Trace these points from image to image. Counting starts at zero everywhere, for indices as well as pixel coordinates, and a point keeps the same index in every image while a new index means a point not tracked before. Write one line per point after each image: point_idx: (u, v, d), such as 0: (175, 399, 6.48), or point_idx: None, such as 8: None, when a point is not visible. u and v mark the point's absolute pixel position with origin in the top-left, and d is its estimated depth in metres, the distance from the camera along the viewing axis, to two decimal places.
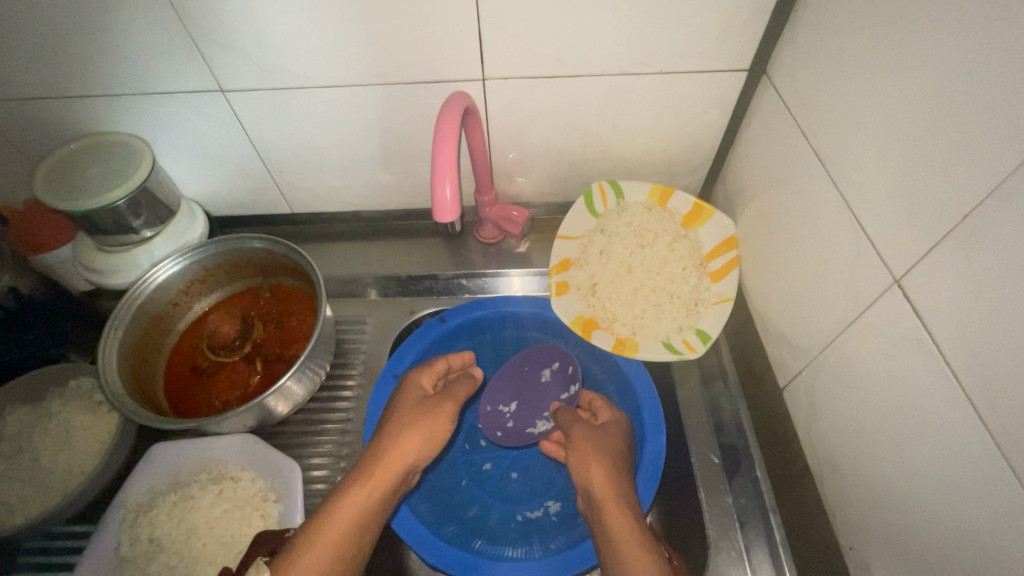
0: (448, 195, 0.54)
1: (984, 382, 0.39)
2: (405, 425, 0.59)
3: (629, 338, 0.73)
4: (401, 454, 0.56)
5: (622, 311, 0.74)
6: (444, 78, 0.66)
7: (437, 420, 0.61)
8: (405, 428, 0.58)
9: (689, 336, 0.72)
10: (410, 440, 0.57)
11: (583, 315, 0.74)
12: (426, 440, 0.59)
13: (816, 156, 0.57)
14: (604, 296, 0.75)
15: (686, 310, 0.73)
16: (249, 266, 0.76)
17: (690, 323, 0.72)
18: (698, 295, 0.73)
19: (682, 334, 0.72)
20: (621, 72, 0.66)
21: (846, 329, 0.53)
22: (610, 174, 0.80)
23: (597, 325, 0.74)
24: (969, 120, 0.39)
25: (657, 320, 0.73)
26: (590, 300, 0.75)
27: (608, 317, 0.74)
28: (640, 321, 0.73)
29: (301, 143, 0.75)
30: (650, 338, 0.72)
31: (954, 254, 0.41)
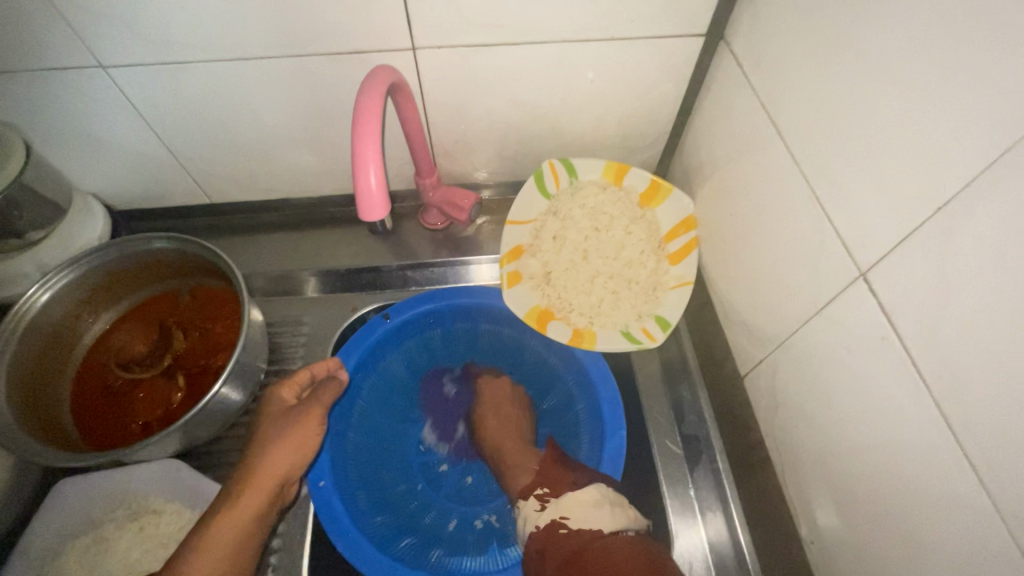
0: (375, 185, 0.47)
1: (952, 384, 0.37)
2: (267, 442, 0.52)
3: (587, 329, 0.69)
4: (268, 472, 0.51)
5: (579, 301, 0.70)
6: (369, 48, 0.58)
7: (305, 426, 0.54)
8: (266, 447, 0.52)
9: (649, 323, 0.69)
10: (275, 456, 0.52)
11: (539, 306, 0.70)
12: (298, 449, 0.53)
13: (777, 133, 0.53)
14: (560, 285, 0.71)
15: (645, 295, 0.70)
16: (162, 268, 0.67)
17: (650, 308, 0.69)
18: (656, 279, 0.70)
19: (642, 322, 0.69)
20: (569, 39, 0.59)
21: (808, 320, 0.50)
22: (563, 151, 0.75)
23: (554, 316, 0.70)
24: (949, 101, 0.35)
25: (616, 309, 0.69)
26: (545, 290, 0.71)
27: (564, 307, 0.70)
28: (598, 310, 0.70)
29: (210, 125, 0.66)
30: (608, 328, 0.69)
31: (928, 248, 0.38)
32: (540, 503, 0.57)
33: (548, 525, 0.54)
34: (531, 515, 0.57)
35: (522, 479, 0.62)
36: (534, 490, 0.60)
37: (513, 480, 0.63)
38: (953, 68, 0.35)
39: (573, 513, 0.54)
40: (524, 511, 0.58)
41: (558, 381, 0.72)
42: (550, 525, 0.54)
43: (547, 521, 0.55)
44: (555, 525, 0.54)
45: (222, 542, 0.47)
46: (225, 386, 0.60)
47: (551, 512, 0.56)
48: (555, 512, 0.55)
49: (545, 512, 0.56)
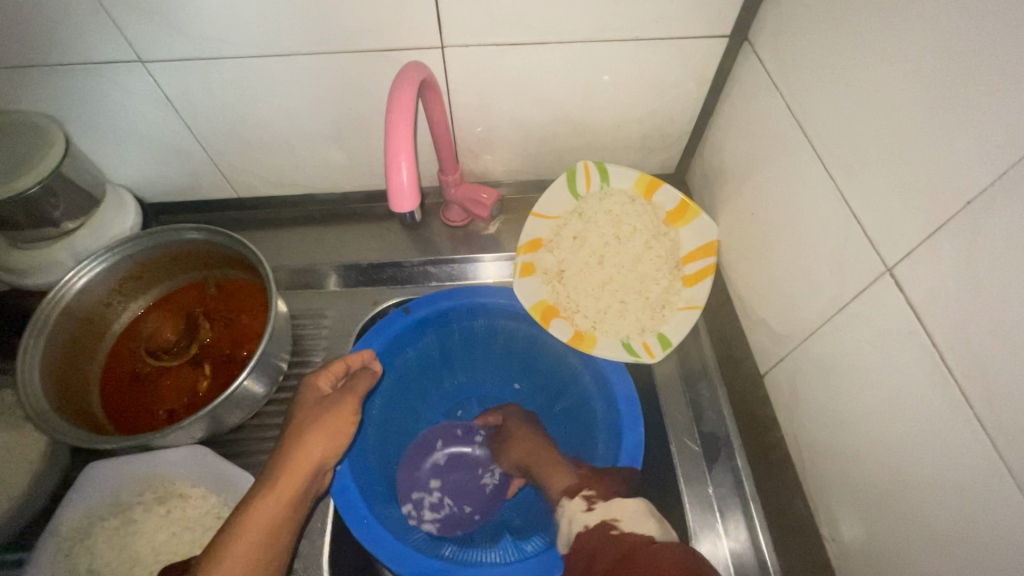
0: (404, 179, 0.48)
1: (980, 377, 0.37)
2: (301, 431, 0.53)
3: (588, 333, 0.69)
4: (303, 459, 0.52)
5: (586, 303, 0.70)
6: (399, 47, 0.59)
7: (339, 414, 0.55)
8: (301, 434, 0.53)
9: (650, 339, 0.68)
10: (311, 445, 0.53)
11: (546, 300, 0.70)
12: (332, 438, 0.54)
13: (801, 132, 0.53)
14: (571, 284, 0.71)
15: (652, 311, 0.69)
16: (191, 259, 0.68)
17: (654, 324, 0.69)
18: (665, 297, 0.70)
19: (643, 337, 0.68)
20: (594, 39, 0.60)
21: (833, 317, 0.50)
22: (584, 151, 0.75)
23: (557, 313, 0.70)
24: (975, 99, 0.36)
25: (621, 318, 0.69)
26: (556, 287, 0.71)
27: (571, 306, 0.70)
28: (602, 315, 0.70)
29: (241, 121, 0.67)
30: (611, 336, 0.69)
31: (954, 243, 0.38)
32: (587, 503, 0.57)
33: (600, 526, 0.54)
34: (578, 515, 0.56)
35: (560, 481, 0.63)
36: (577, 491, 0.60)
37: (553, 482, 0.63)
38: (979, 64, 0.35)
39: (622, 516, 0.54)
40: (569, 508, 0.58)
41: (577, 382, 0.71)
42: (601, 526, 0.54)
43: (598, 521, 0.54)
44: (607, 526, 0.53)
45: (256, 526, 0.47)
46: (250, 377, 0.61)
47: (601, 513, 0.55)
48: (604, 513, 0.55)
49: (594, 512, 0.56)
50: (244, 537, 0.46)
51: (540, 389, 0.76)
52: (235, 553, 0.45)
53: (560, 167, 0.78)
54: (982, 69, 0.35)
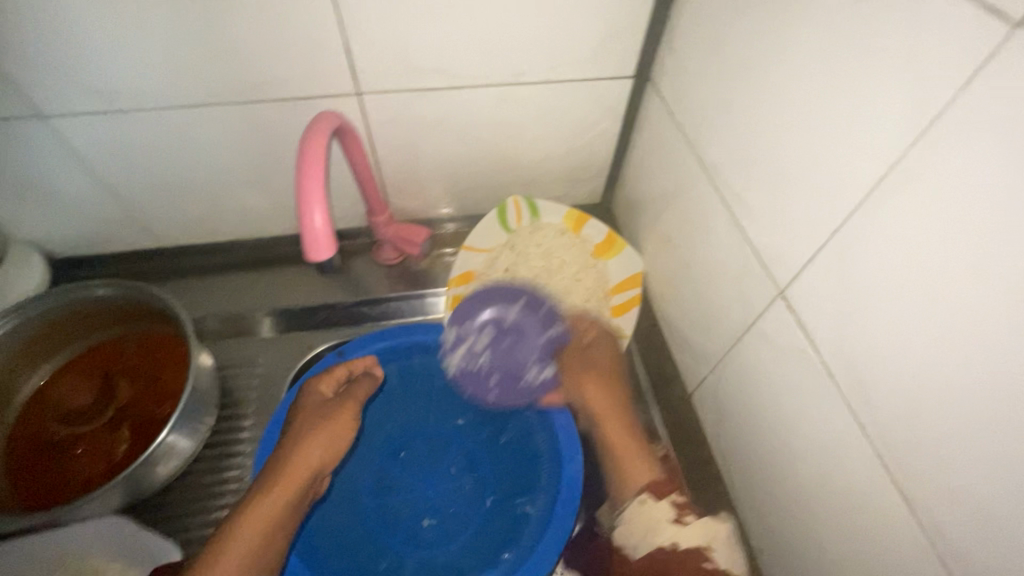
0: (318, 223, 0.48)
1: (861, 389, 0.40)
2: (303, 436, 0.58)
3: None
4: (303, 465, 0.56)
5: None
6: (315, 94, 0.60)
7: (338, 422, 0.60)
8: (304, 439, 0.57)
9: (580, 368, 0.69)
10: (312, 450, 0.57)
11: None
12: (330, 444, 0.58)
13: (701, 165, 0.57)
14: None
15: (582, 340, 0.71)
16: (103, 316, 0.65)
17: (584, 353, 0.70)
18: (594, 327, 0.72)
19: (573, 366, 0.69)
20: (506, 82, 0.62)
21: (743, 337, 0.53)
22: (512, 186, 0.77)
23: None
24: (826, 138, 0.39)
25: None
26: None
27: None
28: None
29: (155, 172, 0.66)
30: None
31: (829, 270, 0.41)
32: (676, 515, 0.54)
33: (692, 553, 0.52)
34: (665, 527, 0.53)
35: (642, 475, 0.58)
36: (668, 493, 0.56)
37: (631, 474, 0.59)
38: (827, 104, 0.39)
39: (716, 543, 0.52)
40: (653, 514, 0.54)
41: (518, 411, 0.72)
42: (694, 554, 0.52)
43: (694, 545, 0.52)
44: (700, 556, 0.51)
45: (257, 525, 0.51)
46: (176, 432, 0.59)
47: (690, 533, 0.52)
48: (700, 535, 0.52)
49: (687, 527, 0.53)
50: (247, 532, 0.51)
51: (485, 419, 0.74)
52: (239, 546, 0.50)
53: (490, 203, 0.80)
54: (829, 109, 0.39)
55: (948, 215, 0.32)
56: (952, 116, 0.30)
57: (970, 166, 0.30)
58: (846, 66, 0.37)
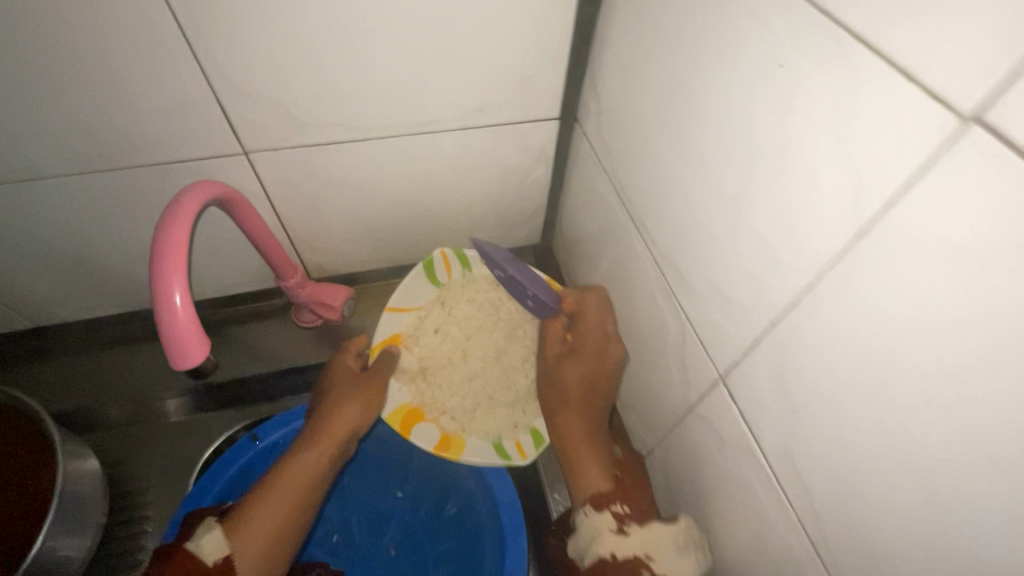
0: (179, 303, 0.40)
1: (809, 503, 0.34)
2: (341, 400, 0.58)
3: (456, 437, 0.63)
4: (340, 427, 0.56)
5: (453, 403, 0.65)
6: (191, 157, 0.52)
7: (372, 389, 0.60)
8: (340, 403, 0.57)
9: (524, 437, 0.64)
10: (348, 412, 0.57)
11: (408, 405, 0.64)
12: (366, 410, 0.59)
13: (632, 221, 0.51)
14: (435, 383, 0.65)
15: (524, 404, 0.65)
16: None
17: (529, 417, 0.65)
18: (534, 388, 0.66)
19: (516, 434, 0.64)
20: (415, 131, 0.56)
21: (684, 416, 0.47)
22: (440, 234, 0.71)
23: (422, 416, 0.64)
24: (751, 214, 0.34)
25: (491, 416, 0.64)
26: (419, 388, 0.65)
27: (436, 408, 0.64)
28: (470, 415, 0.64)
29: (13, 248, 0.56)
30: (481, 437, 0.63)
31: (767, 363, 0.35)
32: (619, 525, 0.48)
33: (629, 563, 0.47)
34: (606, 537, 0.48)
35: (594, 482, 0.52)
36: (610, 504, 0.50)
37: (586, 477, 0.53)
38: (752, 179, 0.33)
39: (659, 556, 0.46)
40: (596, 524, 0.49)
41: (459, 485, 0.65)
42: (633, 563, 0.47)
43: (629, 555, 0.47)
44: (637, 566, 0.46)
45: (292, 485, 0.51)
46: (59, 545, 0.51)
47: (635, 543, 0.47)
48: (639, 545, 0.47)
49: (626, 538, 0.48)
50: (284, 486, 0.51)
51: (425, 493, 0.68)
52: (277, 501, 0.50)
53: (418, 253, 0.73)
54: (753, 184, 0.33)
55: (891, 334, 0.26)
56: (888, 225, 0.25)
57: (913, 288, 0.25)
58: (766, 139, 0.31)
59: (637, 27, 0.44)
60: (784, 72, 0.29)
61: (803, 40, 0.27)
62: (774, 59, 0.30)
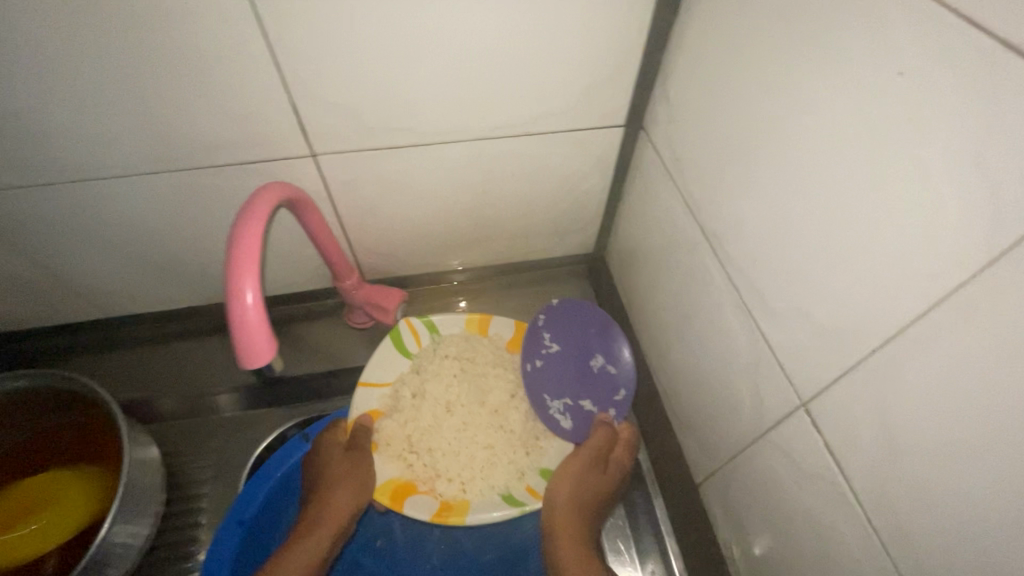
0: (250, 300, 0.40)
1: (907, 545, 0.32)
2: (332, 486, 0.60)
3: (459, 501, 0.61)
4: (333, 515, 0.59)
5: (447, 466, 0.63)
6: (261, 158, 0.53)
7: (363, 472, 0.61)
8: (331, 492, 0.60)
9: (533, 479, 0.63)
10: (341, 500, 0.60)
11: (398, 480, 0.62)
12: (359, 492, 0.61)
13: (702, 233, 0.49)
14: (425, 450, 0.63)
15: (526, 447, 0.64)
16: (31, 407, 0.57)
17: (533, 462, 0.64)
18: (536, 427, 0.66)
19: (524, 481, 0.62)
20: (480, 136, 0.55)
21: (753, 441, 0.45)
22: (493, 240, 0.70)
23: (415, 489, 0.62)
24: (852, 232, 0.32)
25: (491, 471, 0.63)
26: (410, 459, 0.63)
27: (432, 474, 0.62)
28: (470, 474, 0.62)
29: (90, 243, 0.59)
30: (485, 493, 0.61)
31: (863, 390, 0.33)
32: None
33: None
34: None
35: None
36: None
37: None
38: (856, 195, 0.31)
39: None
40: None
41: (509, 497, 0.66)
42: None
43: None
44: None
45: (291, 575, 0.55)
46: (119, 535, 0.52)
47: None
48: None
49: None
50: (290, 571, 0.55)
51: None
52: None
53: (471, 258, 0.73)
54: (858, 200, 0.31)
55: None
56: None
57: None
58: (877, 151, 0.29)
59: (722, 32, 0.42)
60: (906, 80, 0.27)
61: (934, 46, 0.25)
62: (894, 66, 0.28)
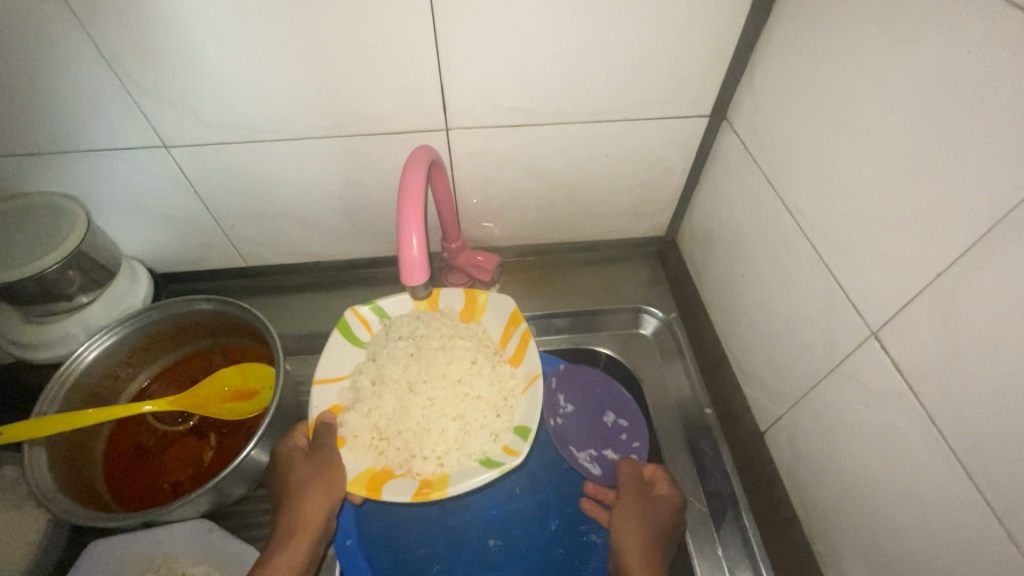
0: (415, 243, 0.50)
1: (967, 435, 0.39)
2: (300, 488, 0.59)
3: (437, 477, 0.58)
4: (308, 517, 0.58)
5: (419, 445, 0.61)
6: (405, 129, 0.64)
7: (327, 470, 0.59)
8: (301, 494, 0.59)
9: (508, 438, 0.60)
10: (310, 501, 0.59)
11: (373, 468, 0.60)
12: (326, 491, 0.59)
13: (781, 202, 0.57)
14: (392, 436, 0.63)
15: (496, 410, 0.64)
16: (199, 329, 0.70)
17: (507, 428, 0.62)
18: (503, 389, 0.65)
19: (500, 442, 0.60)
20: (587, 119, 0.65)
21: (826, 377, 0.52)
22: (578, 217, 0.80)
23: (392, 475, 0.60)
24: (924, 181, 0.40)
25: (466, 443, 0.61)
26: (380, 446, 0.62)
27: (405, 457, 0.61)
28: (445, 448, 0.61)
29: (254, 197, 0.71)
30: (465, 463, 0.60)
31: (931, 310, 0.41)
32: None
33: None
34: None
35: None
36: None
37: None
38: (928, 151, 0.39)
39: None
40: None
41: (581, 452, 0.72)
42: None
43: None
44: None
45: None
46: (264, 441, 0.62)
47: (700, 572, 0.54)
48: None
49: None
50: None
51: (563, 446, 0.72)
52: None
53: (556, 233, 0.82)
54: (932, 154, 0.39)
55: None
56: None
57: None
58: (946, 114, 0.38)
59: (809, 28, 0.51)
60: (972, 57, 0.35)
61: (996, 29, 0.34)
62: (962, 47, 0.36)
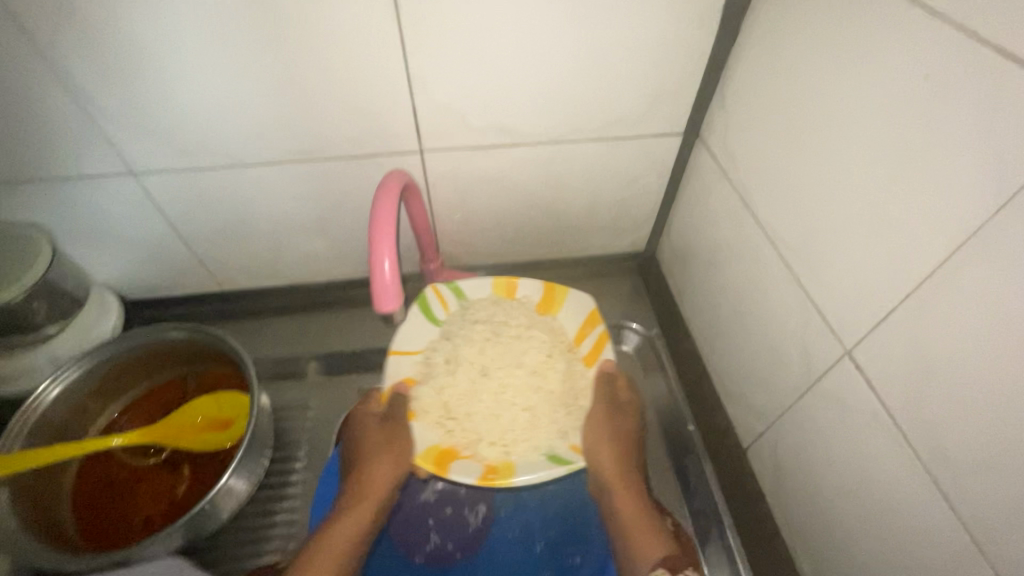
0: (387, 267, 0.50)
1: (941, 454, 0.39)
2: (371, 453, 0.59)
3: (502, 464, 0.56)
4: (376, 484, 0.58)
5: (485, 431, 0.59)
6: (379, 151, 0.63)
7: (395, 441, 0.59)
8: (376, 456, 0.59)
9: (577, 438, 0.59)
10: (382, 466, 0.58)
11: (437, 445, 0.58)
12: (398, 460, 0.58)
13: (755, 219, 0.57)
14: (462, 418, 0.60)
15: (566, 407, 0.61)
16: (171, 356, 0.68)
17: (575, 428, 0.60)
18: (578, 389, 0.63)
19: (567, 441, 0.59)
20: (562, 138, 0.65)
21: (804, 395, 0.52)
22: (558, 234, 0.79)
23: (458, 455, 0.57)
24: (892, 201, 0.40)
25: (530, 433, 0.59)
26: (448, 426, 0.59)
27: (469, 440, 0.58)
28: (515, 436, 0.59)
29: (227, 221, 0.69)
30: (529, 454, 0.57)
31: (902, 329, 0.41)
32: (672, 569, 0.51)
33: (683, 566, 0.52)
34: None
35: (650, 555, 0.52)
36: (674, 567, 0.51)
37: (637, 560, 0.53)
38: (896, 172, 0.39)
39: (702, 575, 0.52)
40: None
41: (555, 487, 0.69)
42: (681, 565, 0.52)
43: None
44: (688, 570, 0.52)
45: (338, 549, 0.54)
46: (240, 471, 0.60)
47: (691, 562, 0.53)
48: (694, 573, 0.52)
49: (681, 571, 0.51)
50: (339, 538, 0.54)
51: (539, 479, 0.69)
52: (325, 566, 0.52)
53: (536, 250, 0.82)
54: (897, 174, 0.39)
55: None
56: None
57: None
58: (909, 136, 0.38)
59: (775, 49, 0.51)
60: (932, 80, 0.36)
61: (954, 54, 0.34)
62: (921, 71, 0.37)
